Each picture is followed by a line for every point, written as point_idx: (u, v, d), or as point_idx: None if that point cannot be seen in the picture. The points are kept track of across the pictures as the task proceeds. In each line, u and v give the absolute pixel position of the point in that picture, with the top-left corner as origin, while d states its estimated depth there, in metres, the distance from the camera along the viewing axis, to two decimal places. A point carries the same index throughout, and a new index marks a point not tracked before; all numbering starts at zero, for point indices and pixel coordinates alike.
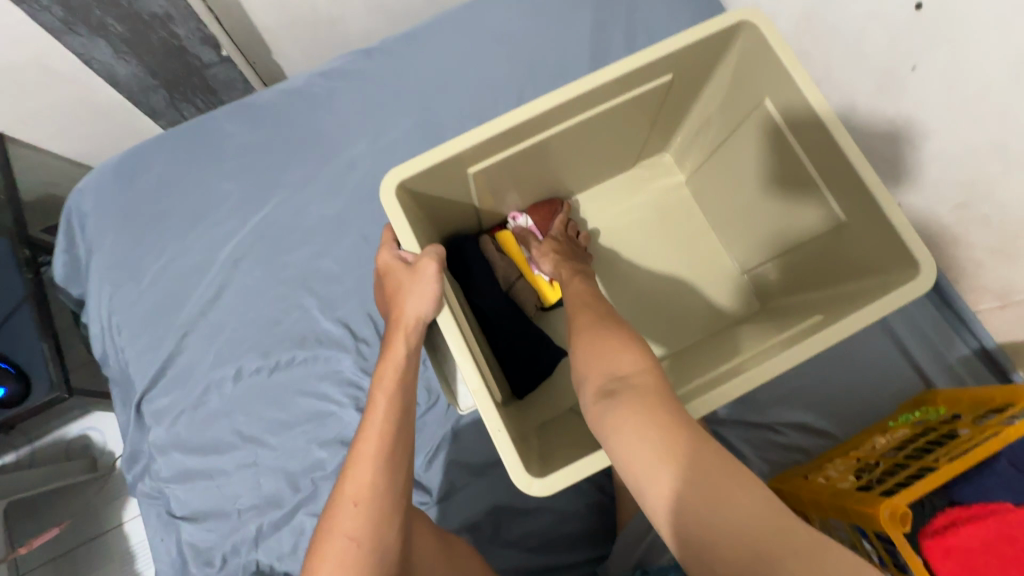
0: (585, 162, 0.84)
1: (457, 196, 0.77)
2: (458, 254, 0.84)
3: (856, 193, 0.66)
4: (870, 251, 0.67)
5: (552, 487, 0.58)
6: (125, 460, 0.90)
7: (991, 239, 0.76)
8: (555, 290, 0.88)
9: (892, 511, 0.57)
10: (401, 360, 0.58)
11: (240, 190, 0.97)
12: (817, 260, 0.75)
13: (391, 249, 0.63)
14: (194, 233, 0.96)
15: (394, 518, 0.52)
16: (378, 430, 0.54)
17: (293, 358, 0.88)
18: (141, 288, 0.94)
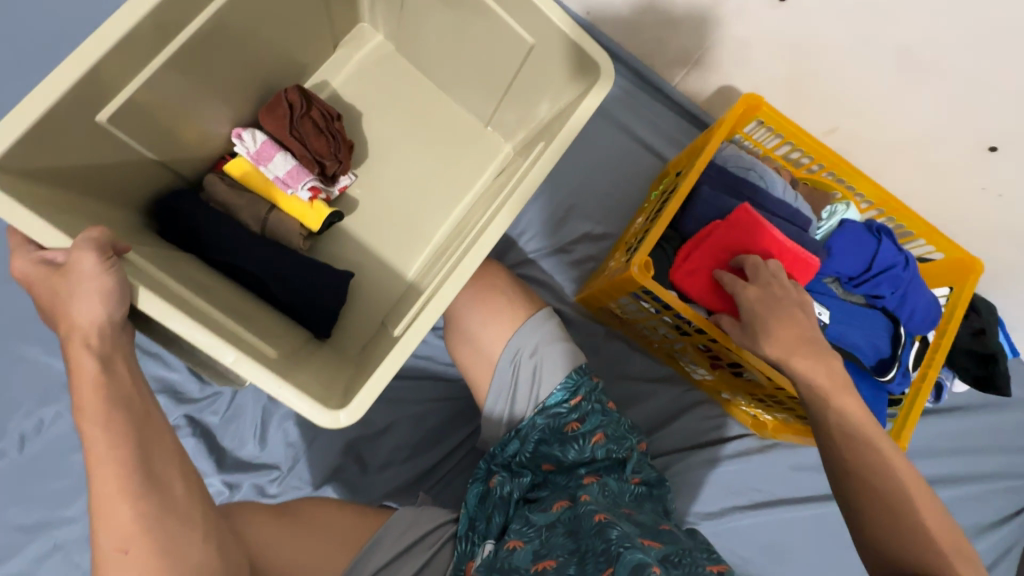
0: (264, 71, 0.76)
1: (120, 155, 0.65)
2: (174, 222, 0.71)
3: (532, 15, 0.72)
4: (562, 62, 0.76)
5: (365, 406, 0.54)
6: None
7: (655, 15, 0.89)
8: (318, 210, 0.77)
9: (640, 265, 0.68)
10: (100, 377, 0.45)
11: None
12: (531, 86, 0.81)
13: (26, 254, 0.49)
14: None
15: (190, 534, 0.44)
16: (110, 460, 0.43)
17: (44, 419, 0.73)
18: None
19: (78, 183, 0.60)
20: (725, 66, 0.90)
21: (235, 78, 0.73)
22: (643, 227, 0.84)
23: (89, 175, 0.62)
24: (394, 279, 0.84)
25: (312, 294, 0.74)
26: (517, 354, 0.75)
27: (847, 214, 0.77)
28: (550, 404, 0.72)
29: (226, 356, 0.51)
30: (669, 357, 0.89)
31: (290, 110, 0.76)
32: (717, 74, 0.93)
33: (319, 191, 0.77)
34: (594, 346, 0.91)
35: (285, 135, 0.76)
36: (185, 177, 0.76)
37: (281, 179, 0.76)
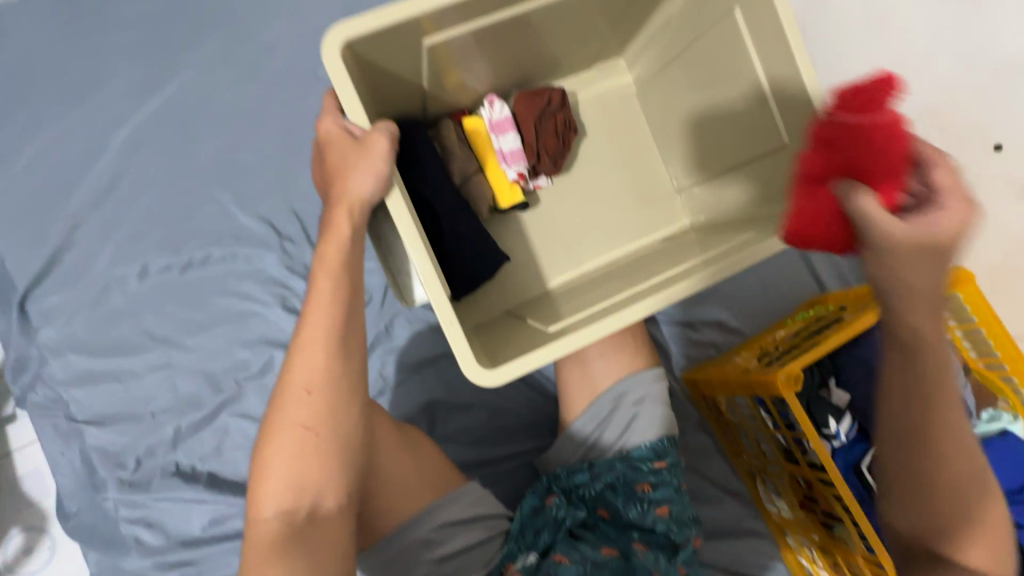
0: (534, 63, 0.83)
1: (406, 75, 0.71)
2: (405, 145, 0.76)
3: (800, 127, 0.69)
4: (801, 168, 0.70)
5: (507, 378, 0.60)
6: (10, 369, 0.78)
7: None
8: (512, 193, 0.83)
9: (789, 375, 0.67)
10: (344, 241, 0.55)
11: (136, 67, 0.85)
12: (750, 179, 0.78)
13: (336, 119, 0.59)
14: (78, 112, 0.83)
15: (348, 402, 0.54)
16: (325, 313, 0.54)
17: (209, 256, 0.81)
18: (14, 174, 0.80)
19: (370, 82, 0.66)
20: None
21: (514, 56, 0.79)
22: (788, 342, 0.83)
23: (378, 78, 0.68)
24: (537, 280, 0.88)
25: (474, 260, 0.79)
26: (622, 396, 0.75)
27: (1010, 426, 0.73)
28: (635, 456, 0.71)
29: (423, 277, 0.58)
30: (752, 475, 0.86)
31: (545, 105, 0.83)
32: None
33: (523, 178, 0.83)
34: (682, 429, 0.90)
35: (529, 121, 0.83)
36: (429, 111, 0.83)
37: (504, 153, 0.82)
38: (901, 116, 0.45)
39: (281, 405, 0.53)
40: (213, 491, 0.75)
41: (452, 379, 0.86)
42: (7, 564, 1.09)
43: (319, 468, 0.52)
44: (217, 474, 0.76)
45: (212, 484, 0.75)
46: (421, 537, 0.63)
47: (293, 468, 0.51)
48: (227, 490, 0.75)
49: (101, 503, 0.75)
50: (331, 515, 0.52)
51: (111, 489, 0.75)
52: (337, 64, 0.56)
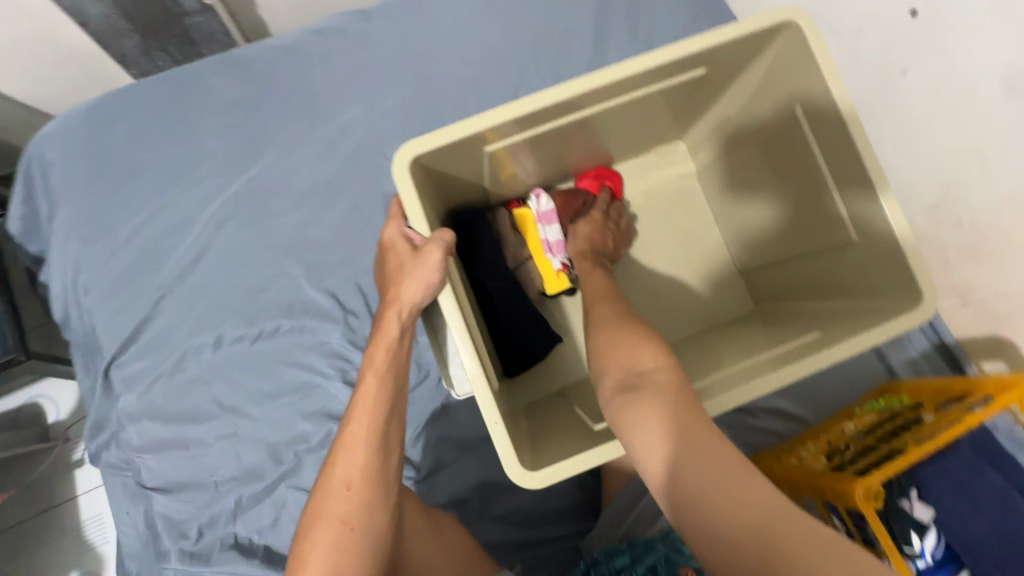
0: (591, 153, 0.84)
1: (465, 173, 0.74)
2: (465, 229, 0.80)
3: (870, 217, 0.64)
4: (868, 271, 0.67)
5: (548, 482, 0.56)
6: (88, 429, 0.83)
7: (961, 240, 0.85)
8: (559, 279, 0.84)
9: (866, 489, 0.62)
10: (392, 341, 0.58)
11: (224, 149, 0.92)
12: (814, 270, 0.75)
13: (399, 224, 0.63)
14: (171, 191, 0.90)
15: (382, 502, 0.53)
16: (369, 413, 0.54)
17: (278, 328, 0.85)
18: (110, 248, 0.87)
19: (433, 184, 0.69)
20: (1016, 321, 0.83)
21: (573, 147, 0.81)
22: (860, 442, 0.78)
23: (441, 180, 0.71)
24: (588, 358, 0.87)
25: (524, 341, 0.80)
26: None
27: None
28: (677, 536, 0.73)
29: (471, 374, 0.56)
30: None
31: (581, 206, 0.84)
32: (1000, 323, 0.86)
33: (568, 266, 0.84)
34: None
35: (569, 218, 0.84)
36: (491, 198, 0.87)
37: (549, 243, 0.83)
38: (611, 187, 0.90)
39: (318, 503, 0.52)
40: (268, 567, 0.75)
41: None
42: None
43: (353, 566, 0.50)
44: (272, 549, 0.77)
45: (267, 559, 0.76)
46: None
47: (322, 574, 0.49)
48: (281, 567, 0.75)
49: (162, 571, 0.77)
50: None
51: (173, 558, 0.77)
52: (403, 181, 0.59)
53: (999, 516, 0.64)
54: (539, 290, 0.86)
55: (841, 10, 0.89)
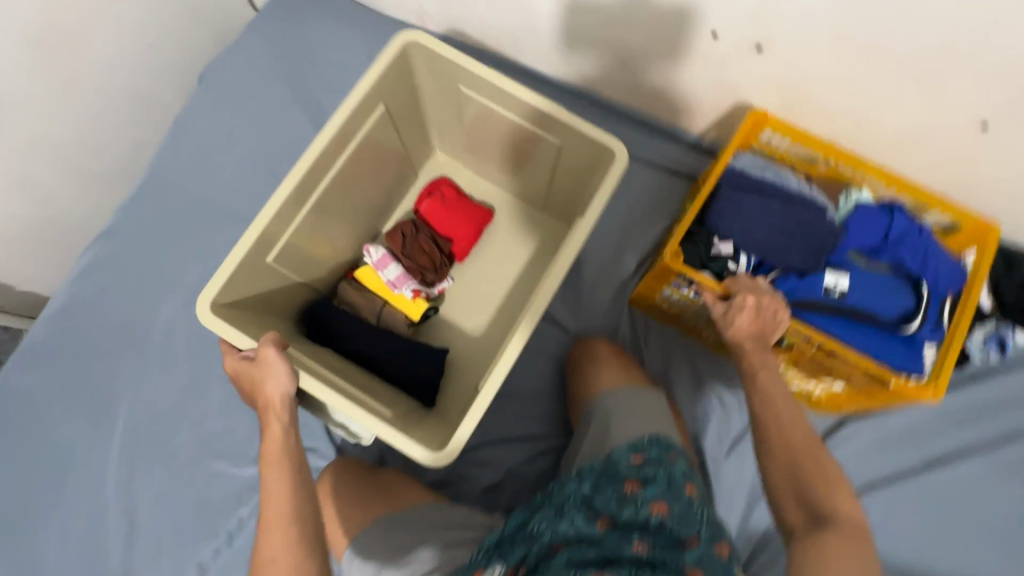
0: (372, 200, 0.98)
1: (277, 283, 0.87)
2: (317, 323, 0.91)
3: (556, 127, 0.86)
4: (581, 152, 0.88)
5: (452, 455, 0.71)
6: None
7: (654, 78, 1.03)
8: (417, 304, 0.95)
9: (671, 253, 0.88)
10: (281, 433, 0.67)
11: (85, 424, 0.95)
12: (568, 175, 0.94)
13: (235, 355, 0.72)
14: (67, 490, 0.92)
15: (316, 558, 0.62)
16: (277, 495, 0.64)
17: (240, 517, 0.91)
18: (52, 574, 0.89)
19: (252, 308, 0.82)
20: (725, 104, 1.03)
21: (352, 209, 0.95)
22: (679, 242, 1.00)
23: (258, 300, 0.84)
24: (476, 342, 1.00)
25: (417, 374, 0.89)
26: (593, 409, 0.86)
27: (858, 198, 0.96)
28: (616, 456, 0.75)
29: (359, 415, 0.72)
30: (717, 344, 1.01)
31: (403, 235, 0.98)
32: (719, 112, 1.06)
33: (420, 290, 0.95)
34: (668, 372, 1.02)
35: (396, 252, 0.97)
36: (325, 284, 0.98)
37: (392, 281, 0.94)
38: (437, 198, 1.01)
39: None
40: None
41: (481, 465, 0.97)
42: None
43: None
44: None
45: None
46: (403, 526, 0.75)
47: None
48: None
49: None
50: None
51: None
52: (216, 315, 0.74)
53: (767, 216, 0.90)
54: (409, 324, 0.96)
55: None
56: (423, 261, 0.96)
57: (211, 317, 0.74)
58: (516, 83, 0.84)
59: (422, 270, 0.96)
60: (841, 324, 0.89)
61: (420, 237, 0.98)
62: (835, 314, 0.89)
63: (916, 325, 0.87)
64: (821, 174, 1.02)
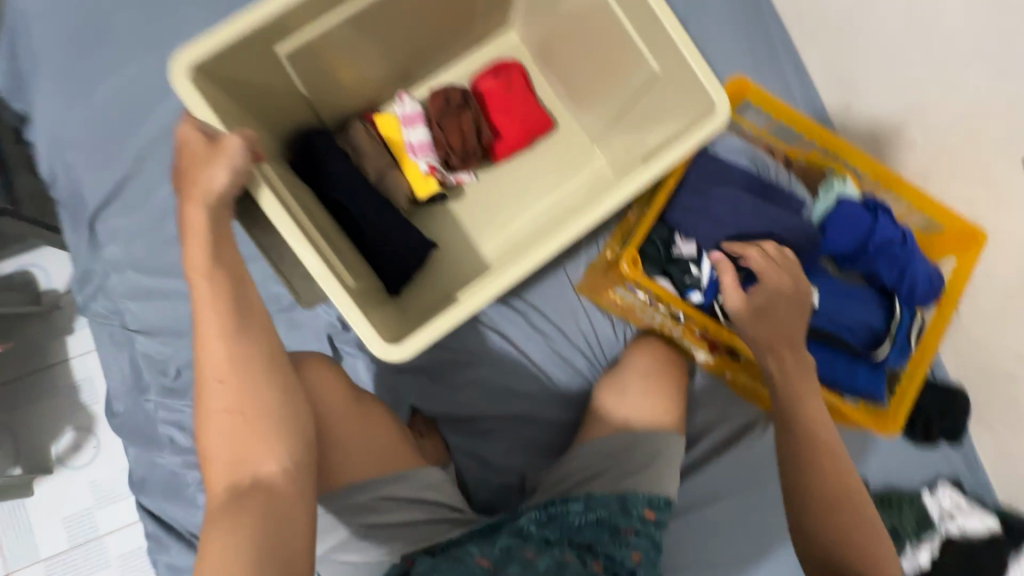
0: (426, 39, 0.81)
1: (278, 85, 0.73)
2: (305, 152, 0.78)
3: (664, 45, 0.72)
4: (681, 95, 0.74)
5: (416, 350, 0.64)
6: (77, 278, 0.90)
7: (916, 162, 0.89)
8: (428, 183, 0.84)
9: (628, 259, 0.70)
10: (206, 236, 0.57)
11: (207, 15, 0.92)
12: (651, 115, 0.79)
13: (192, 122, 0.60)
14: (152, 54, 0.90)
15: (264, 383, 0.57)
16: (212, 309, 0.56)
17: None
18: (92, 105, 0.89)
19: (239, 97, 0.69)
20: None
21: (400, 42, 0.79)
22: None
23: (248, 94, 0.70)
24: (469, 260, 0.88)
25: (406, 252, 0.80)
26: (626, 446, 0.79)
27: (843, 193, 0.76)
28: (631, 500, 0.74)
29: (313, 267, 0.62)
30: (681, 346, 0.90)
31: (446, 102, 0.85)
32: None
33: (436, 169, 0.83)
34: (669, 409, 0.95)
35: (434, 113, 0.85)
36: (328, 119, 0.83)
37: (412, 145, 0.83)
38: (501, 82, 0.86)
39: (202, 408, 0.56)
40: None
41: (460, 334, 0.94)
42: (59, 457, 1.22)
43: (264, 448, 0.55)
44: None
45: None
46: (362, 502, 0.68)
47: (231, 458, 0.54)
48: None
49: (144, 404, 0.84)
50: (271, 482, 0.53)
51: (153, 392, 0.83)
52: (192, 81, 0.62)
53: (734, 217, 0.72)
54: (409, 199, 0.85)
55: None
56: (457, 138, 0.85)
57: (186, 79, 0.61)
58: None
59: (451, 147, 0.85)
60: (814, 352, 0.71)
61: (464, 112, 0.85)
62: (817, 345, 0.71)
63: (888, 352, 0.70)
64: (800, 160, 0.82)
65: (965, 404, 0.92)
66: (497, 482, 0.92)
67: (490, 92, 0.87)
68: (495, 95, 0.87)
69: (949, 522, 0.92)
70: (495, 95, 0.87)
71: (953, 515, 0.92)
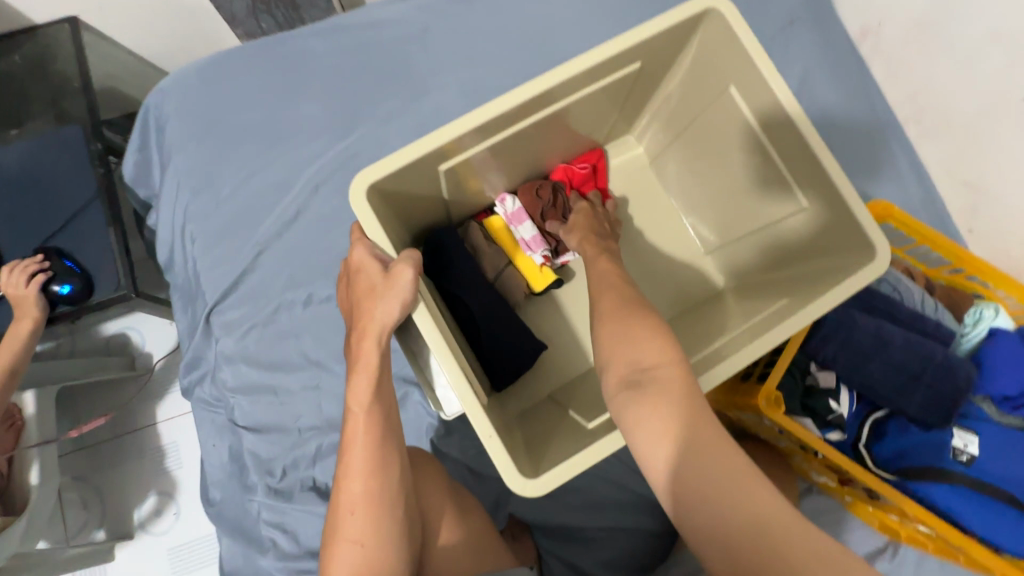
0: (559, 149, 0.81)
1: (425, 194, 0.73)
2: (433, 254, 0.79)
3: (814, 180, 0.65)
4: (826, 228, 0.66)
5: (551, 485, 0.61)
6: (186, 364, 0.92)
7: None
8: (545, 275, 0.83)
9: (768, 398, 0.65)
10: (373, 369, 0.56)
11: (325, 115, 0.95)
12: (783, 238, 0.73)
13: (367, 248, 0.60)
14: (272, 153, 0.94)
15: (392, 517, 0.56)
16: (360, 439, 0.56)
17: None
18: (216, 201, 0.93)
19: (392, 207, 0.69)
20: None
21: (536, 154, 0.79)
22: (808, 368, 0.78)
23: (400, 203, 0.71)
24: (575, 364, 0.88)
25: (517, 358, 0.80)
26: None
27: (995, 324, 0.70)
28: None
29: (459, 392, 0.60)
30: (800, 466, 0.84)
31: (544, 198, 0.83)
32: None
33: (550, 260, 0.82)
34: None
35: (535, 210, 0.83)
36: (453, 215, 0.84)
37: (526, 241, 0.82)
38: (585, 163, 0.84)
39: (331, 526, 0.56)
40: None
41: None
42: (140, 522, 1.23)
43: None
44: None
45: None
46: None
47: None
48: None
49: (248, 502, 0.85)
50: None
51: (259, 492, 0.84)
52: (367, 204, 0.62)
53: (886, 351, 0.66)
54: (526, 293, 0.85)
55: (964, 23, 0.84)
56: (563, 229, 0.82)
57: (364, 202, 0.61)
58: (819, 137, 0.62)
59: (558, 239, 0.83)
60: (974, 508, 0.63)
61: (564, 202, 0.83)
62: (975, 497, 0.63)
63: None
64: (940, 281, 0.80)
65: None
66: None
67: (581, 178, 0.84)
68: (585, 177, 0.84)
69: None
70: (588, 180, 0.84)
71: None
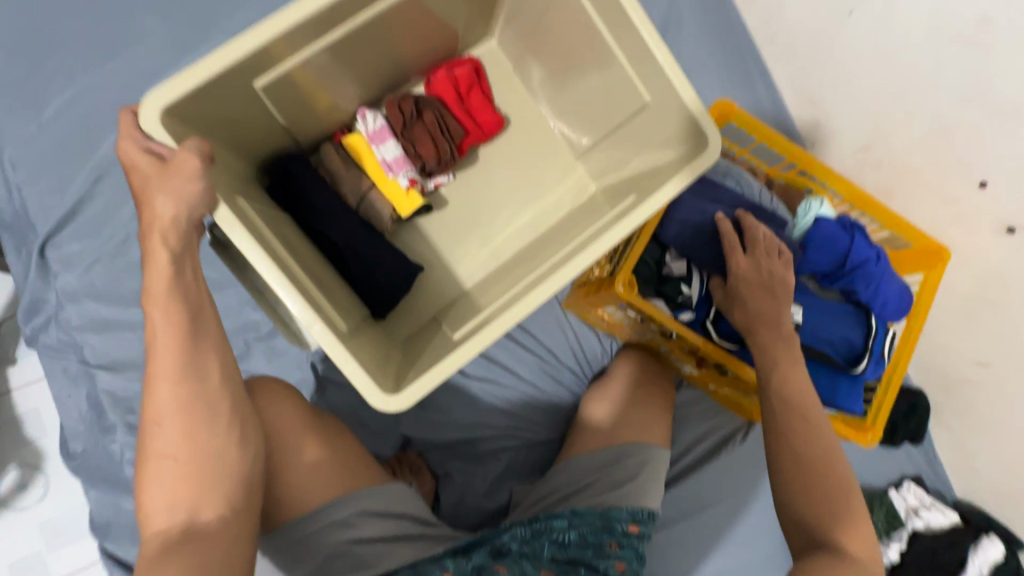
0: (405, 57, 0.78)
1: (255, 113, 0.68)
2: (284, 178, 0.74)
3: (655, 74, 0.70)
4: (667, 126, 0.72)
5: (417, 398, 0.60)
6: (24, 310, 0.81)
7: (880, 179, 0.94)
8: (411, 198, 0.80)
9: (624, 282, 0.70)
10: (165, 265, 0.52)
11: (166, 24, 0.86)
12: (634, 140, 0.78)
13: (137, 142, 0.54)
14: (105, 67, 0.84)
15: (214, 426, 0.53)
16: (163, 342, 0.52)
17: None
18: (38, 122, 0.81)
19: (213, 127, 0.63)
20: None
21: (382, 62, 0.76)
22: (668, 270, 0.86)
23: (225, 123, 0.65)
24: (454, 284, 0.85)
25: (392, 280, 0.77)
26: (604, 460, 0.80)
27: (821, 212, 0.78)
28: (613, 516, 0.73)
29: (297, 309, 0.56)
30: (667, 362, 0.92)
31: (409, 116, 0.80)
32: None
33: (417, 183, 0.79)
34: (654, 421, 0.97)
35: (399, 126, 0.80)
36: (303, 141, 0.79)
37: (388, 162, 0.78)
38: (450, 79, 0.81)
39: (145, 444, 0.52)
40: None
41: None
42: (0, 498, 1.12)
43: (206, 494, 0.52)
44: None
45: None
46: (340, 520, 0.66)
47: (169, 500, 0.51)
48: None
49: (108, 444, 0.79)
50: (210, 533, 0.51)
51: (121, 432, 0.78)
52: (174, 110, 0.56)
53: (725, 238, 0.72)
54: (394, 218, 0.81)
55: None
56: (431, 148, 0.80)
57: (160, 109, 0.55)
58: (655, 31, 0.67)
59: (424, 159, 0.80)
60: None
61: (431, 119, 0.80)
62: None
63: (866, 367, 0.74)
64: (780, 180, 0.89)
65: (927, 408, 0.96)
66: (490, 507, 0.90)
67: (448, 95, 0.81)
68: (450, 95, 0.81)
69: (915, 518, 0.97)
70: (455, 98, 0.82)
71: (917, 511, 0.98)
